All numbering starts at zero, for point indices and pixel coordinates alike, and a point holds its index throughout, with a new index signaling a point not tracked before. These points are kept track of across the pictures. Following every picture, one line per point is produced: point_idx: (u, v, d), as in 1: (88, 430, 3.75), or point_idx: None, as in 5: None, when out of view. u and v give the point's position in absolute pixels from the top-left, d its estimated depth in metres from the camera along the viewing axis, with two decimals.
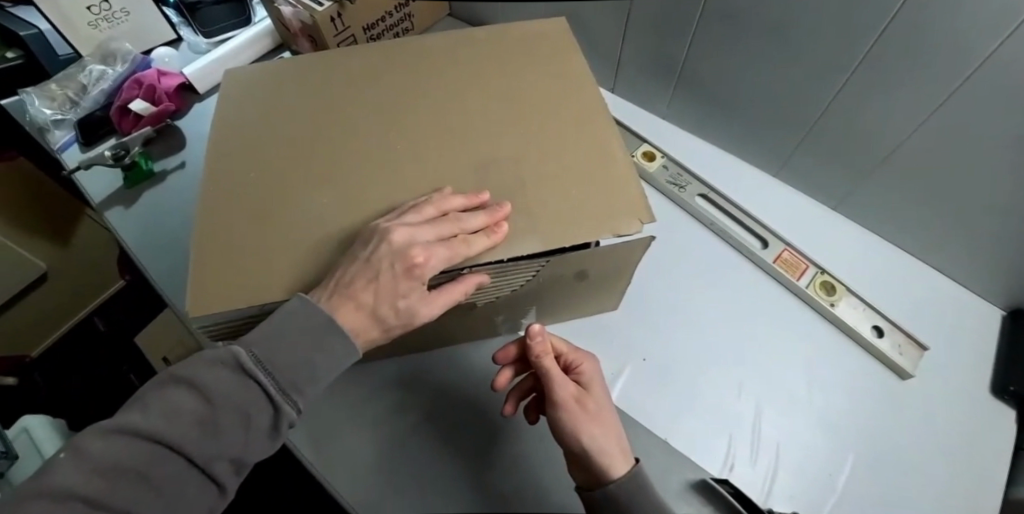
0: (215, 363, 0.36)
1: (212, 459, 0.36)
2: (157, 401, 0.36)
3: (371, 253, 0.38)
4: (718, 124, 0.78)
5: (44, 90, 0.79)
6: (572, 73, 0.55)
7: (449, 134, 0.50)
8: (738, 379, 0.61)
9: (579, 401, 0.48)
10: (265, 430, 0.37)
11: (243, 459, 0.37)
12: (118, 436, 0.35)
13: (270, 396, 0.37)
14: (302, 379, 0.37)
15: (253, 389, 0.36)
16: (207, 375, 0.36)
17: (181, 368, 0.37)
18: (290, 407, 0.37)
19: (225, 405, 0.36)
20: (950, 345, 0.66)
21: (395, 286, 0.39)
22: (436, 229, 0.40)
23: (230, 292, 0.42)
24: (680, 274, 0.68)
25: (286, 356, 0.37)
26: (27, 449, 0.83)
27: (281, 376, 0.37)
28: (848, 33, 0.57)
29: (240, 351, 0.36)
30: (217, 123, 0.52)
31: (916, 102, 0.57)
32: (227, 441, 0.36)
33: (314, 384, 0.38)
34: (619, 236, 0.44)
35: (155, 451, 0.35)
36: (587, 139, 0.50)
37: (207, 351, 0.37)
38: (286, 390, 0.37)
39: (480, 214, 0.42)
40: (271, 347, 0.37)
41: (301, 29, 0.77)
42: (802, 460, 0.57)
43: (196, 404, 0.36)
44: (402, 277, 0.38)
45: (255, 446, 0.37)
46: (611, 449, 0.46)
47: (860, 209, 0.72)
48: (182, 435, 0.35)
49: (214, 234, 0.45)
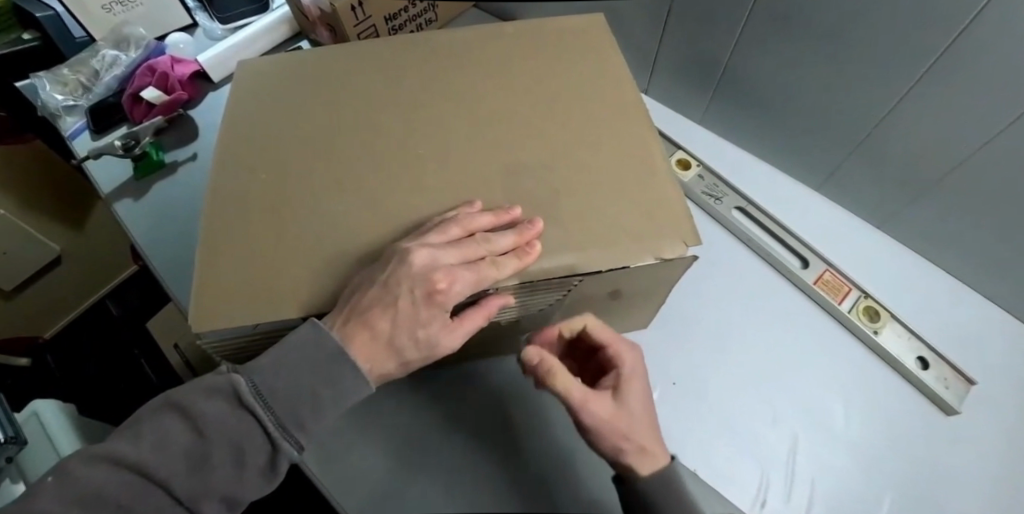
0: (213, 392, 0.35)
1: (201, 496, 0.36)
2: (152, 429, 0.35)
3: (389, 276, 0.35)
4: (758, 131, 0.73)
5: (57, 75, 0.77)
6: (610, 77, 0.51)
7: (477, 141, 0.47)
8: (774, 406, 0.58)
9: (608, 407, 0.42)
10: (261, 466, 0.36)
11: (234, 496, 0.37)
12: (104, 465, 0.34)
13: (268, 432, 0.35)
14: (300, 415, 0.35)
15: (250, 424, 0.35)
16: (204, 405, 0.35)
17: (181, 394, 0.36)
18: (289, 444, 0.36)
19: (218, 439, 0.35)
20: (1001, 378, 0.61)
21: (416, 314, 0.36)
22: (463, 251, 0.37)
23: (237, 309, 0.39)
24: (715, 293, 0.64)
25: (288, 389, 0.35)
26: (38, 435, 0.82)
27: (282, 408, 0.35)
28: (915, 39, 0.52)
29: (240, 380, 0.35)
30: (231, 119, 0.49)
31: (980, 120, 0.52)
32: (219, 478, 0.35)
33: (317, 419, 0.36)
34: (661, 259, 0.40)
35: (142, 484, 0.34)
36: (626, 150, 0.46)
37: (207, 377, 0.37)
38: (284, 426, 0.35)
39: (510, 233, 0.38)
40: (272, 378, 0.35)
41: (320, 18, 0.73)
42: (839, 497, 0.53)
43: (189, 435, 0.35)
44: (423, 303, 0.36)
45: (249, 484, 0.36)
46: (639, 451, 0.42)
47: (908, 229, 0.67)
48: (171, 469, 0.35)
49: (222, 243, 0.42)
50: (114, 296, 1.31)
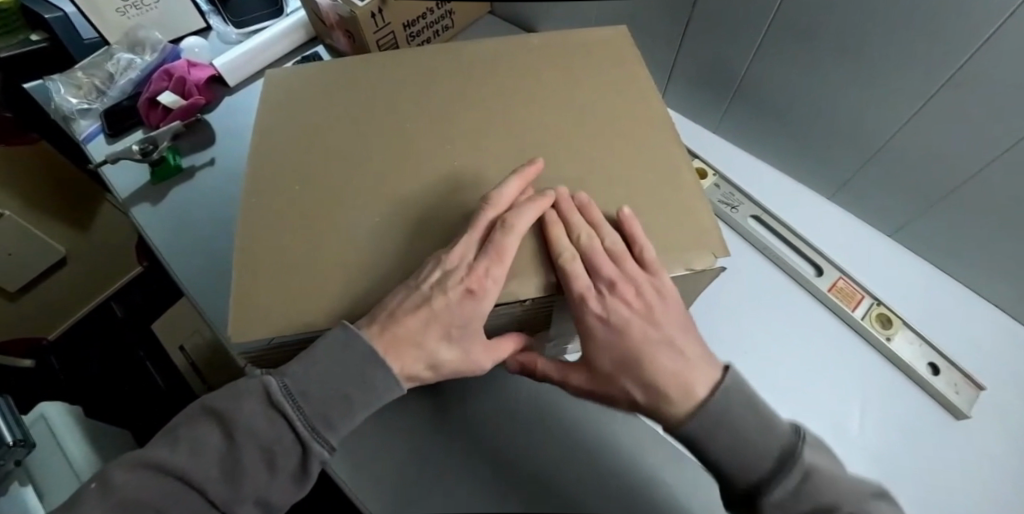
0: (244, 395, 0.36)
1: (235, 501, 0.35)
2: (186, 434, 0.36)
3: (422, 279, 0.39)
4: (771, 138, 0.74)
5: (71, 78, 0.78)
6: (634, 90, 0.52)
7: (507, 154, 0.47)
8: (789, 411, 0.59)
9: (632, 305, 0.40)
10: (292, 469, 0.36)
11: (267, 501, 0.36)
12: (143, 471, 0.35)
13: (299, 434, 0.35)
14: (331, 417, 0.36)
15: (281, 426, 0.35)
16: (236, 408, 0.35)
17: (213, 399, 0.36)
18: (321, 446, 0.36)
19: (250, 442, 0.35)
20: (1010, 385, 0.62)
21: (452, 310, 0.38)
22: (487, 245, 0.39)
23: (275, 318, 0.39)
24: (731, 299, 0.65)
25: (320, 391, 0.36)
26: (46, 439, 0.82)
27: (316, 412, 0.35)
28: (928, 52, 0.53)
29: (271, 381, 0.36)
30: (261, 131, 0.50)
31: (993, 133, 0.53)
32: (250, 482, 0.35)
33: (347, 420, 0.36)
34: (691, 270, 0.42)
35: (175, 489, 0.35)
36: (652, 161, 0.47)
37: (238, 381, 0.37)
38: (315, 428, 0.35)
39: (531, 208, 0.41)
40: (304, 381, 0.36)
41: (338, 23, 0.73)
42: None
43: (221, 437, 0.35)
44: (458, 304, 0.38)
45: (280, 488, 0.36)
46: (673, 375, 0.38)
47: (919, 237, 0.69)
48: (205, 473, 0.35)
49: (257, 253, 0.42)
50: (119, 298, 1.31)
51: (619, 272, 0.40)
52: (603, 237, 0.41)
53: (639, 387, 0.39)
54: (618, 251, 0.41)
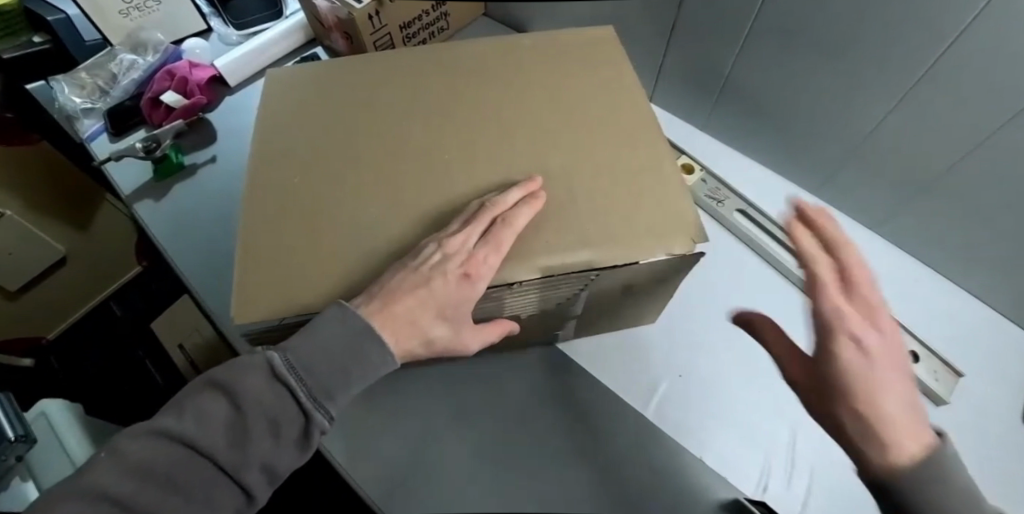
0: (248, 369, 0.38)
1: (242, 468, 0.38)
2: (194, 405, 0.38)
3: (423, 264, 0.40)
4: (758, 136, 0.76)
5: (75, 78, 0.80)
6: (621, 87, 0.55)
7: (498, 146, 0.50)
8: (775, 398, 0.61)
9: (859, 351, 0.36)
10: (295, 436, 0.38)
11: (272, 466, 0.39)
12: (154, 440, 0.37)
13: (301, 404, 0.38)
14: (331, 388, 0.38)
15: (284, 396, 0.38)
16: (240, 380, 0.37)
17: (218, 373, 0.38)
18: (321, 415, 0.38)
19: (255, 412, 0.37)
20: (987, 371, 0.65)
21: (447, 293, 0.39)
22: (486, 237, 0.41)
23: (277, 301, 0.42)
24: (719, 290, 0.68)
25: (321, 367, 0.38)
26: (45, 435, 0.83)
27: (316, 385, 0.38)
28: (903, 50, 0.55)
29: (273, 355, 0.38)
30: (264, 126, 0.52)
31: (966, 126, 0.56)
32: (256, 448, 0.37)
33: (345, 392, 0.38)
34: (672, 255, 0.44)
35: (187, 455, 0.37)
36: (636, 153, 0.49)
37: (240, 356, 0.39)
38: (316, 398, 0.38)
39: (527, 205, 0.43)
40: (304, 355, 0.38)
41: (336, 24, 0.76)
42: (836, 484, 0.56)
43: (226, 408, 0.38)
44: (454, 287, 0.39)
45: (285, 453, 0.39)
46: (899, 418, 0.35)
47: (901, 231, 0.71)
48: (213, 442, 0.37)
49: (259, 242, 0.45)
50: (118, 297, 1.32)
51: (852, 306, 0.38)
52: (819, 234, 0.40)
53: (857, 426, 0.36)
54: (847, 276, 0.38)
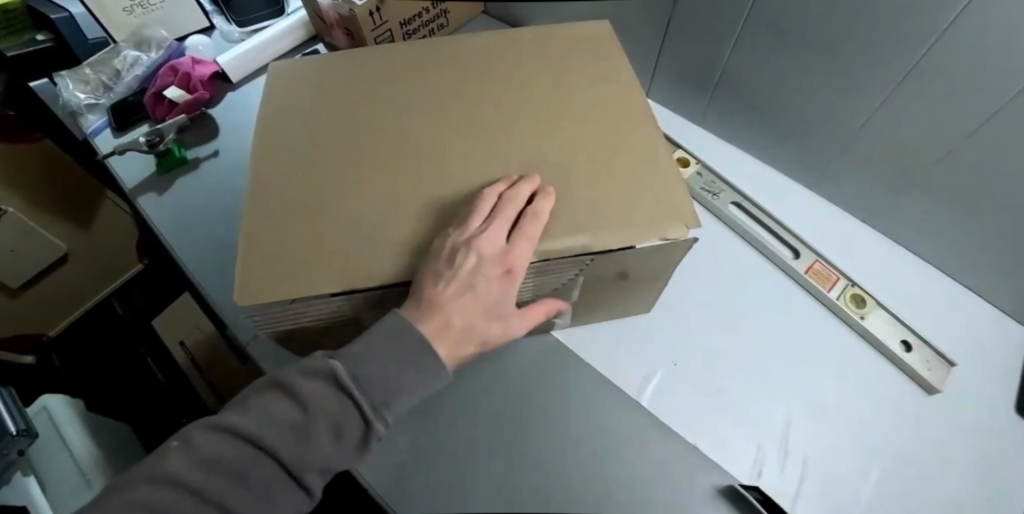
0: (314, 375, 0.39)
1: (303, 469, 0.39)
2: (261, 405, 0.39)
3: (460, 264, 0.40)
4: (754, 131, 0.78)
5: (79, 75, 0.81)
6: (617, 79, 0.56)
7: (495, 137, 0.51)
8: (769, 386, 0.62)
9: None
10: (355, 443, 0.39)
11: (330, 468, 0.40)
12: (223, 434, 0.39)
13: (362, 413, 0.39)
14: (389, 398, 0.39)
15: (346, 404, 0.39)
16: (307, 385, 0.39)
17: (284, 376, 0.40)
18: (380, 424, 0.39)
19: (320, 416, 0.38)
20: (979, 362, 0.66)
21: (490, 291, 0.41)
22: (516, 234, 0.43)
23: (279, 286, 0.43)
24: (714, 279, 0.69)
25: (381, 375, 0.39)
26: (47, 429, 0.84)
27: (376, 393, 0.39)
28: (892, 45, 0.56)
29: (338, 365, 0.39)
30: (266, 118, 0.53)
31: (955, 120, 0.57)
32: (317, 451, 0.38)
33: (401, 401, 0.40)
34: (665, 239, 0.45)
35: (254, 452, 0.38)
36: (630, 143, 0.51)
37: (306, 362, 0.40)
38: (376, 407, 0.39)
39: (543, 199, 0.45)
40: (366, 363, 0.39)
41: (337, 21, 0.77)
42: (827, 472, 0.58)
43: (292, 410, 0.39)
44: (497, 284, 0.41)
45: (343, 458, 0.40)
46: None
47: (893, 224, 0.72)
48: (278, 442, 0.38)
49: (263, 230, 0.46)
50: (120, 295, 1.33)
51: None
52: None
53: None
54: None
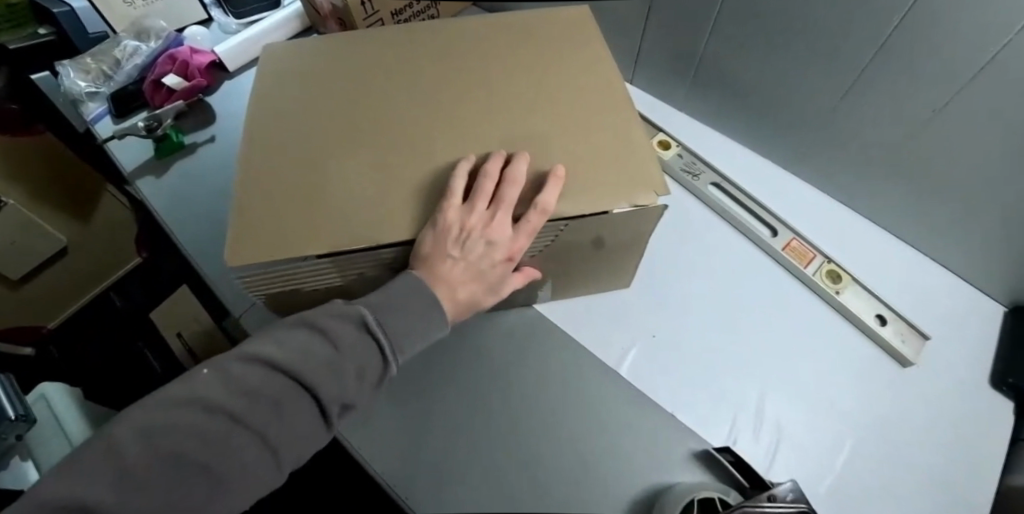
0: (344, 318, 0.42)
1: (332, 401, 0.40)
2: (293, 341, 0.41)
3: (469, 248, 0.44)
4: (736, 115, 0.81)
5: (81, 64, 0.83)
6: (595, 59, 0.59)
7: (478, 112, 0.54)
8: (750, 359, 0.65)
9: None
10: (372, 380, 0.43)
11: (350, 402, 0.42)
12: (259, 367, 0.39)
13: (384, 353, 0.42)
14: (408, 342, 0.44)
15: (371, 344, 0.42)
16: (337, 326, 0.41)
17: (314, 318, 0.42)
18: (395, 364, 0.43)
19: (350, 353, 0.41)
20: (949, 334, 0.70)
21: (490, 271, 0.46)
22: (519, 225, 0.45)
23: (268, 247, 0.45)
24: (695, 257, 0.73)
25: (403, 322, 0.43)
26: (45, 415, 0.85)
27: (399, 338, 0.43)
28: (863, 26, 0.59)
29: (367, 311, 0.42)
30: (261, 96, 0.56)
31: (926, 98, 0.59)
32: (346, 384, 0.41)
33: (414, 345, 0.44)
34: (635, 206, 0.48)
35: (289, 382, 0.39)
36: (606, 118, 0.53)
37: (333, 307, 0.43)
38: (398, 351, 0.43)
39: (553, 188, 0.46)
40: (391, 311, 0.43)
41: (330, 12, 0.79)
42: (803, 440, 0.61)
43: (326, 347, 0.41)
44: (497, 266, 0.46)
45: (361, 393, 0.42)
46: None
47: (867, 203, 0.76)
48: (315, 376, 0.40)
49: (254, 197, 0.48)
50: (118, 288, 1.34)
51: None
52: None
53: None
54: None
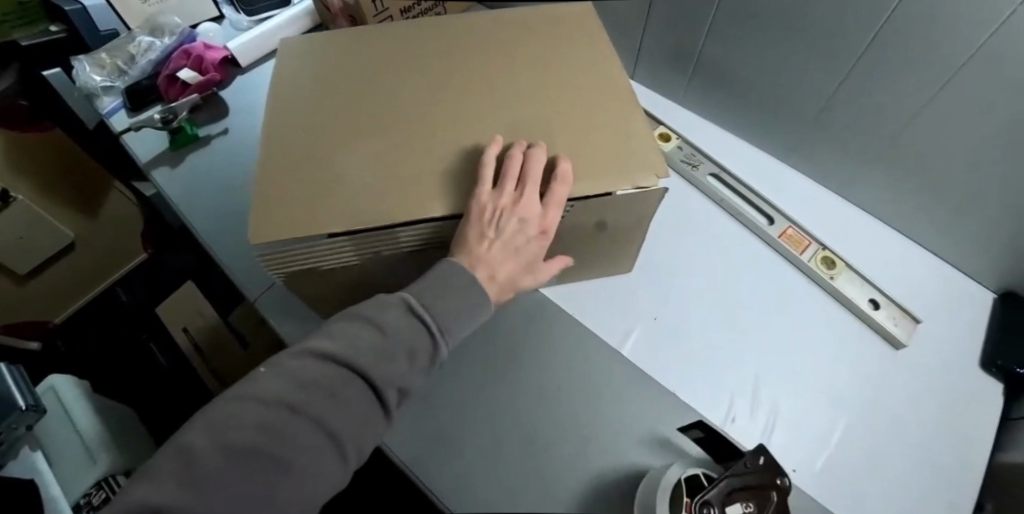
0: (387, 306, 0.42)
1: (387, 384, 0.39)
2: (341, 331, 0.40)
3: (503, 226, 0.46)
4: (734, 110, 0.84)
5: (96, 59, 0.85)
6: (598, 53, 0.61)
7: (487, 101, 0.56)
8: (748, 341, 0.68)
9: None
10: (424, 363, 0.41)
11: (405, 388, 0.40)
12: (313, 358, 0.39)
13: (432, 333, 0.41)
14: (455, 323, 0.43)
15: (418, 327, 0.41)
16: (383, 311, 0.41)
17: (359, 309, 0.42)
18: (445, 344, 0.42)
19: (398, 335, 0.40)
20: (940, 319, 0.72)
21: (527, 250, 0.48)
22: (546, 200, 0.48)
23: (289, 225, 0.48)
24: (694, 244, 0.75)
25: (446, 302, 0.43)
26: (55, 409, 0.87)
27: (446, 322, 0.42)
28: (855, 21, 0.61)
29: (408, 296, 0.42)
30: (278, 87, 0.59)
31: (915, 91, 0.62)
32: (398, 365, 0.39)
33: (461, 327, 0.43)
34: (637, 188, 0.50)
35: (343, 371, 0.38)
36: (608, 108, 0.56)
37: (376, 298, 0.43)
38: (445, 331, 0.42)
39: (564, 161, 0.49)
40: (432, 293, 0.43)
41: (341, 9, 0.82)
42: (799, 419, 0.63)
43: (374, 333, 0.40)
44: (532, 243, 0.48)
45: (415, 378, 0.41)
46: None
47: (860, 194, 0.79)
48: (367, 361, 0.38)
49: (275, 181, 0.51)
50: (124, 283, 1.34)
51: None
52: None
53: None
54: None
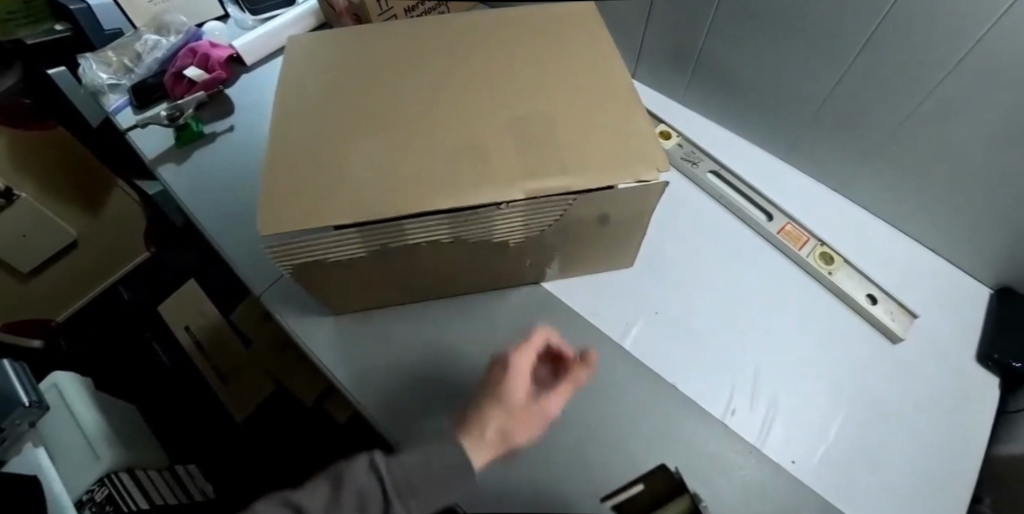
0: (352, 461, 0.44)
1: None
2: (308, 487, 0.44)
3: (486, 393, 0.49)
4: (734, 109, 0.85)
5: (102, 57, 0.86)
6: (599, 51, 0.63)
7: (490, 98, 0.57)
8: (747, 335, 0.69)
9: None
10: None
11: None
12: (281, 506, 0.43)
13: (383, 491, 0.43)
14: (410, 488, 0.44)
15: (373, 482, 0.44)
16: (346, 469, 0.44)
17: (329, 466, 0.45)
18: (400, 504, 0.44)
19: (352, 488, 0.43)
20: (936, 314, 0.73)
21: (500, 418, 0.48)
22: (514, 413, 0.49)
23: (297, 218, 0.48)
24: (694, 239, 0.76)
25: (401, 471, 0.44)
26: (57, 406, 0.86)
27: (401, 489, 0.44)
28: (853, 20, 0.62)
29: (372, 454, 0.45)
30: (285, 83, 0.59)
31: (912, 88, 0.63)
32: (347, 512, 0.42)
33: (417, 492, 0.45)
34: (640, 181, 0.51)
35: None
36: (609, 104, 0.57)
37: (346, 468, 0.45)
38: (400, 490, 0.44)
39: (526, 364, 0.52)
40: (393, 464, 0.45)
41: (346, 8, 0.83)
42: (797, 411, 0.64)
43: (333, 487, 0.43)
44: (496, 428, 0.48)
45: None
46: None
47: (857, 192, 0.80)
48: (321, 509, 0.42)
49: (283, 175, 0.51)
50: (126, 283, 1.35)
51: None
52: None
53: None
54: None
